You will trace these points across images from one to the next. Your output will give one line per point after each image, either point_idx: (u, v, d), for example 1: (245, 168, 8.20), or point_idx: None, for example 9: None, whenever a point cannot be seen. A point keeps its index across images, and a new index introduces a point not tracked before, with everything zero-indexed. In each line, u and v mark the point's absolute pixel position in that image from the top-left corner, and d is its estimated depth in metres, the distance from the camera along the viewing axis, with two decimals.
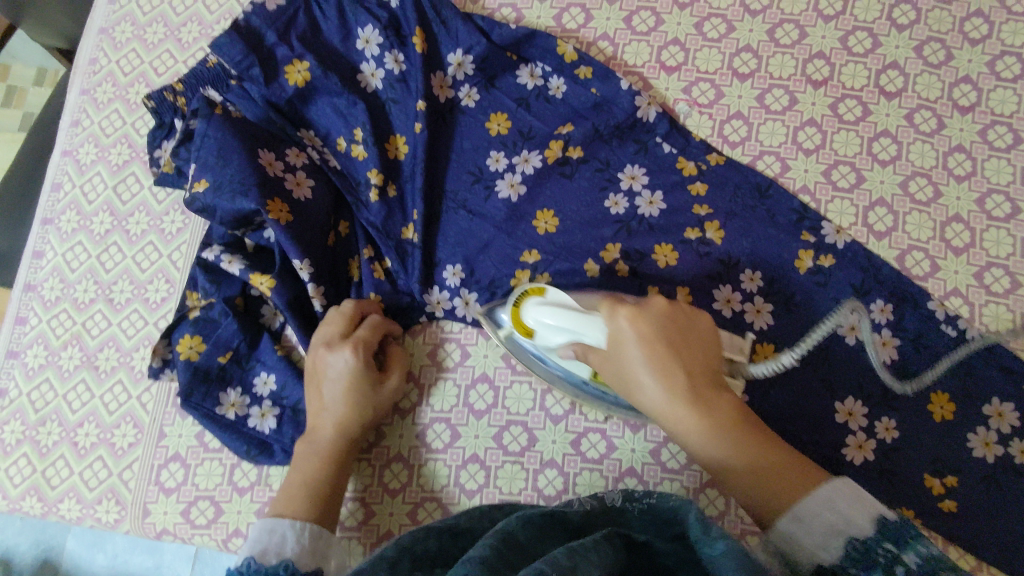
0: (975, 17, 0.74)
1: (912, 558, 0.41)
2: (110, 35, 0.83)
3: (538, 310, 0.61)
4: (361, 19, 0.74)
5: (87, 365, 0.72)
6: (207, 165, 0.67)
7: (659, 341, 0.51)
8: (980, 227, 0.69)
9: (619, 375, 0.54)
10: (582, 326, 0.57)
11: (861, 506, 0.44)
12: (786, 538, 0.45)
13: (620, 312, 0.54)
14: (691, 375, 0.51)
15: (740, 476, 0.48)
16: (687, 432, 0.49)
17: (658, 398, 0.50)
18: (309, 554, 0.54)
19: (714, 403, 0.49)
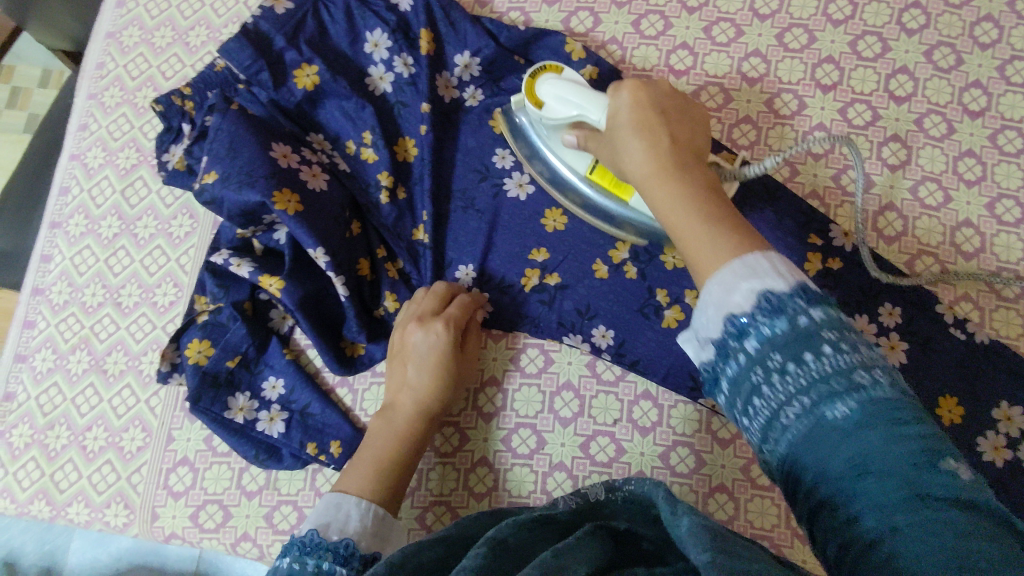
0: (984, 22, 0.73)
1: (816, 313, 0.38)
2: (118, 39, 0.83)
3: (552, 83, 0.63)
4: (370, 23, 0.74)
5: (95, 369, 0.72)
6: (218, 157, 0.66)
7: (648, 112, 0.54)
8: (990, 232, 0.68)
9: (611, 150, 0.56)
10: (588, 103, 0.60)
11: (791, 272, 0.41)
12: (714, 291, 0.42)
13: (624, 86, 0.56)
14: (675, 142, 0.52)
15: (690, 233, 0.46)
16: (660, 195, 0.50)
17: (640, 163, 0.52)
18: (371, 537, 0.54)
19: (688, 172, 0.50)
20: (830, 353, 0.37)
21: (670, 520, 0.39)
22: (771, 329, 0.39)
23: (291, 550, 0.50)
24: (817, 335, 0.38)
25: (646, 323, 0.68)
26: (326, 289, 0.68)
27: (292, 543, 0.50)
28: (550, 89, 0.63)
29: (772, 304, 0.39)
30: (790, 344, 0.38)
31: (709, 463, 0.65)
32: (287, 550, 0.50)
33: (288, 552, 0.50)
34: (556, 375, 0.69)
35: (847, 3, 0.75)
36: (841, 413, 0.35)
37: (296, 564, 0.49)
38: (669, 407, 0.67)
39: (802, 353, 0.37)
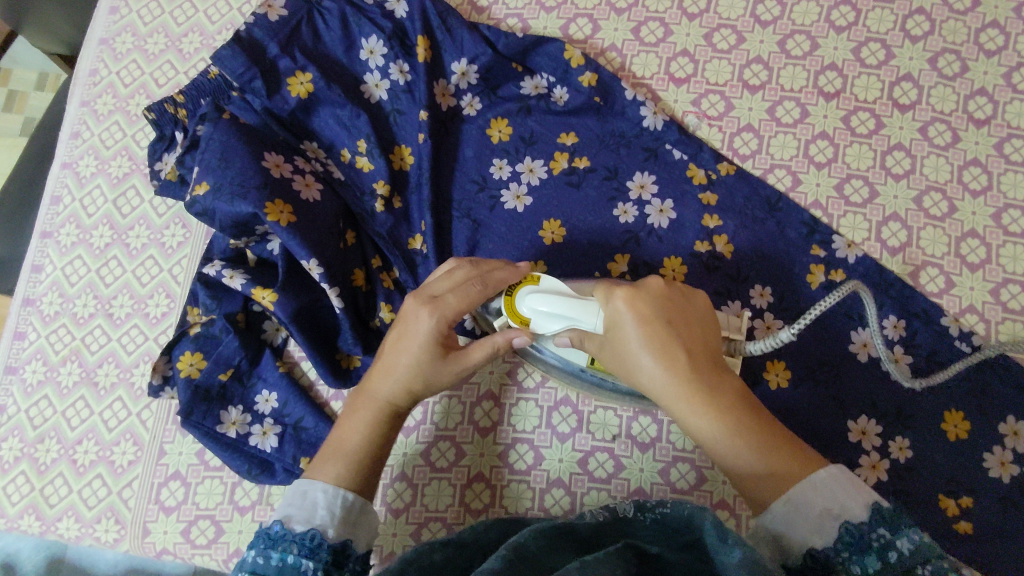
0: (990, 28, 0.72)
1: (906, 545, 0.40)
2: (111, 46, 0.82)
3: (536, 301, 0.55)
4: (365, 30, 0.72)
5: (86, 381, 0.71)
6: (209, 168, 0.64)
7: (656, 321, 0.50)
8: (996, 243, 0.67)
9: (618, 359, 0.52)
10: (577, 313, 0.53)
11: (855, 493, 0.44)
12: (776, 517, 0.45)
13: (616, 294, 0.51)
14: (691, 354, 0.49)
15: (745, 471, 0.46)
16: (689, 416, 0.48)
17: (661, 380, 0.49)
18: (341, 523, 0.50)
19: (714, 384, 0.48)
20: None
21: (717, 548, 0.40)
22: (862, 566, 0.40)
23: (257, 543, 0.47)
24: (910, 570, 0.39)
25: None
26: (321, 301, 0.67)
27: (257, 537, 0.48)
28: (530, 308, 0.56)
29: (852, 535, 0.42)
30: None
31: (709, 479, 0.64)
32: (254, 544, 0.48)
33: (253, 547, 0.47)
34: (554, 390, 0.68)
35: (850, 9, 0.74)
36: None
37: (260, 560, 0.46)
38: (669, 422, 0.66)
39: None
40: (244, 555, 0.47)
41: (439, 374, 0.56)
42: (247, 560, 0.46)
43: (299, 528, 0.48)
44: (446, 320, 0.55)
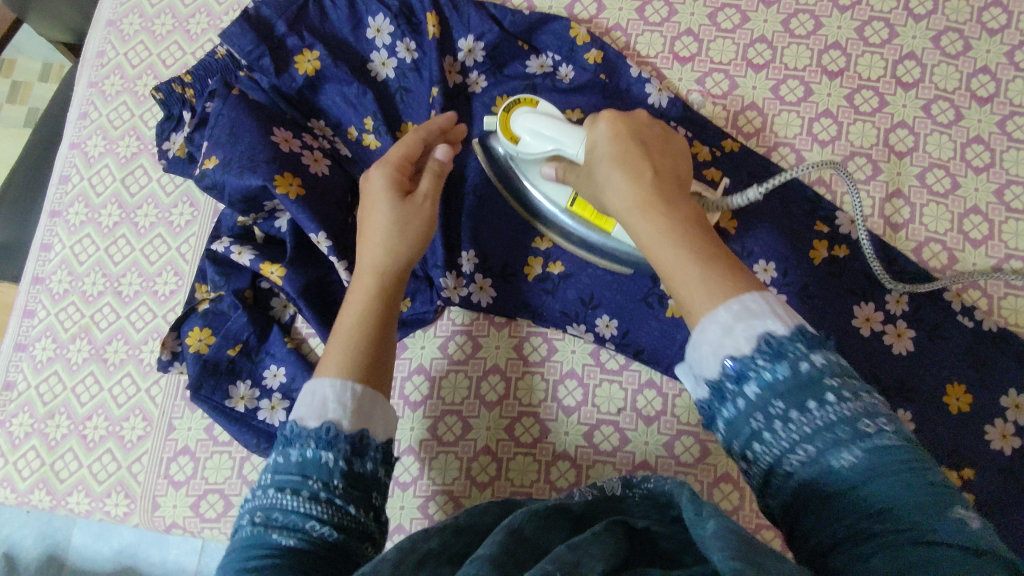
0: (993, 7, 0.73)
1: (817, 359, 0.40)
2: (119, 27, 0.82)
3: (524, 116, 0.62)
4: (372, 8, 0.73)
5: (96, 358, 0.71)
6: (219, 143, 0.65)
7: (628, 150, 0.53)
8: (999, 219, 0.68)
9: (591, 186, 0.56)
10: (564, 137, 0.59)
11: (784, 313, 0.42)
12: (700, 338, 0.43)
13: (602, 117, 0.56)
14: (657, 175, 0.51)
15: (685, 288, 0.45)
16: (643, 229, 0.48)
17: (626, 195, 0.50)
18: (350, 412, 0.48)
19: (675, 207, 0.49)
20: (833, 402, 0.39)
21: (694, 522, 0.39)
22: (774, 375, 0.40)
23: (278, 448, 0.48)
24: (819, 381, 0.39)
25: (650, 313, 0.68)
26: (329, 276, 0.68)
27: (279, 438, 0.48)
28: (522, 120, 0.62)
29: (773, 347, 0.40)
30: (801, 389, 0.39)
31: (714, 452, 0.64)
32: (280, 445, 0.48)
33: (278, 447, 0.48)
34: (560, 364, 0.68)
35: None
36: (849, 462, 0.37)
37: (282, 460, 0.47)
38: (673, 396, 0.66)
39: (807, 403, 0.39)
40: (273, 456, 0.48)
41: (415, 220, 0.60)
42: (273, 464, 0.47)
43: (314, 423, 0.47)
44: (402, 162, 0.62)
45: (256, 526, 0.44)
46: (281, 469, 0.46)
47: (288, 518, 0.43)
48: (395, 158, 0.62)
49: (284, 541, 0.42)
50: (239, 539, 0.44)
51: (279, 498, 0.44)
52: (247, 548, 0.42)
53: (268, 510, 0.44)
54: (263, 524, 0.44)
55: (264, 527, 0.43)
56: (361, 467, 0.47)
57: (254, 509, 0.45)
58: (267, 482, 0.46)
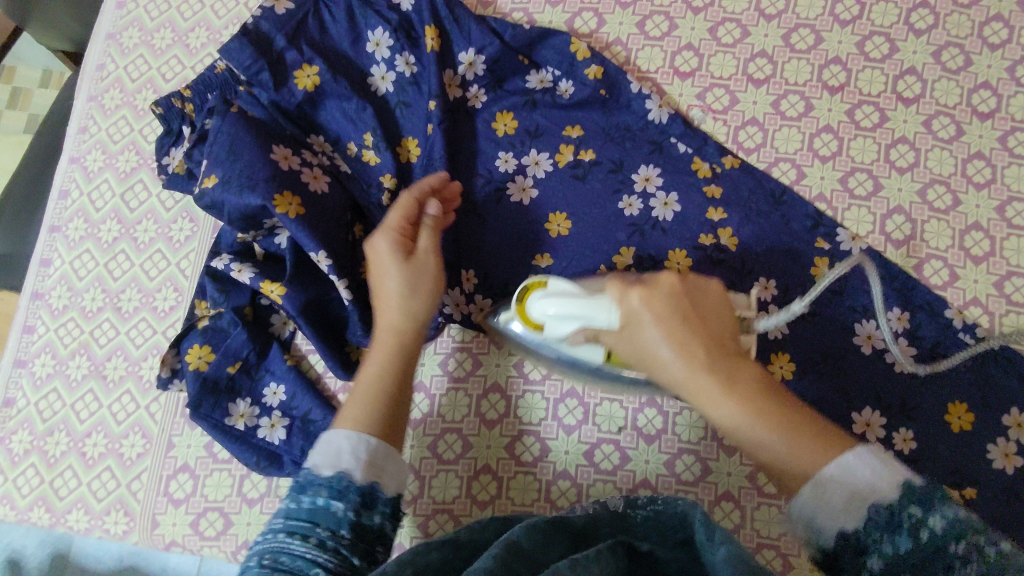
0: (994, 21, 0.72)
1: (937, 522, 0.38)
2: (118, 41, 0.82)
3: (542, 304, 0.56)
4: (371, 22, 0.73)
5: (95, 374, 0.71)
6: (218, 160, 0.65)
7: (673, 315, 0.50)
8: (1000, 236, 0.67)
9: (637, 352, 0.52)
10: (588, 310, 0.53)
11: (890, 475, 0.42)
12: (812, 509, 0.44)
13: (632, 291, 0.51)
14: (711, 349, 0.49)
15: (777, 463, 0.46)
16: (715, 409, 0.48)
17: (678, 374, 0.49)
18: (363, 465, 0.50)
19: (738, 374, 0.49)
20: (958, 571, 0.37)
21: (706, 545, 0.41)
22: (894, 547, 0.39)
23: (290, 495, 0.48)
24: (946, 553, 0.37)
25: None
26: (329, 294, 0.68)
27: (290, 486, 0.49)
28: (539, 311, 0.57)
29: (887, 515, 0.40)
30: (922, 568, 0.38)
31: (714, 471, 0.64)
32: (289, 492, 0.49)
33: (288, 496, 0.48)
34: (560, 382, 0.68)
35: (854, 2, 0.74)
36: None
37: (294, 506, 0.47)
38: (674, 414, 0.66)
39: (938, 573, 0.37)
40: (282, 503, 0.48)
41: (423, 278, 0.61)
42: (283, 510, 0.47)
43: (326, 475, 0.48)
44: (400, 228, 0.62)
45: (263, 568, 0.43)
46: (292, 514, 0.47)
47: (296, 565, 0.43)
48: (392, 225, 0.62)
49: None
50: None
51: (289, 544, 0.45)
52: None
53: (276, 556, 0.44)
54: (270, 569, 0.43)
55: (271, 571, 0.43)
56: (369, 521, 0.48)
57: (261, 554, 0.45)
58: (276, 527, 0.46)
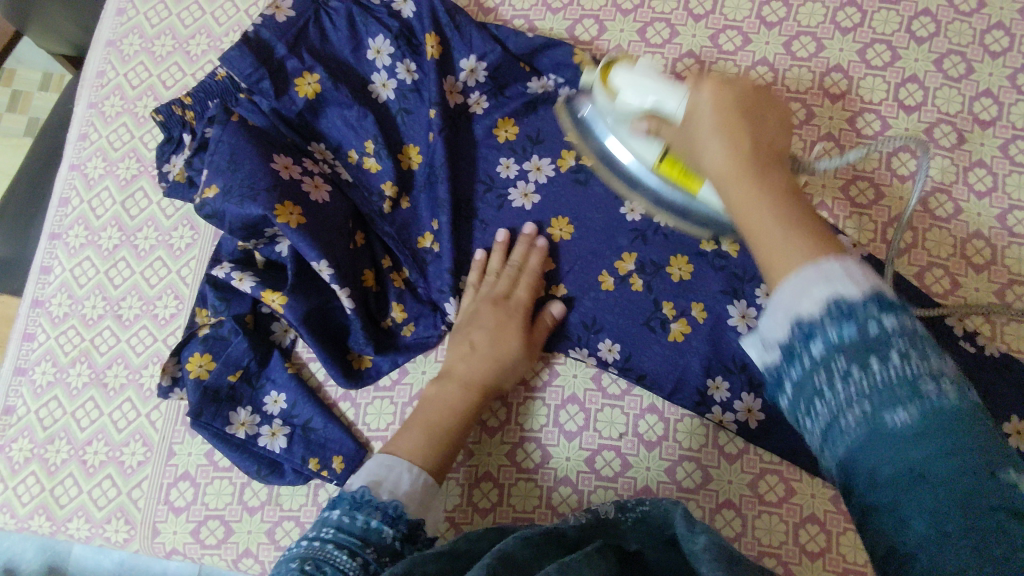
0: (995, 30, 0.72)
1: (890, 321, 0.34)
2: (119, 48, 0.82)
3: (628, 75, 0.58)
4: (372, 30, 0.73)
5: (96, 383, 0.71)
6: (219, 170, 0.65)
7: (733, 102, 0.48)
8: (1001, 244, 0.67)
9: (686, 141, 0.51)
10: (666, 93, 0.55)
11: (863, 279, 0.36)
12: (776, 306, 0.38)
13: (704, 80, 0.50)
14: (759, 147, 0.46)
15: (771, 249, 0.40)
16: (737, 193, 0.43)
17: (718, 155, 0.46)
18: (417, 503, 0.55)
19: (771, 174, 0.44)
20: (896, 361, 0.33)
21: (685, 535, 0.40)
22: (839, 337, 0.34)
23: (341, 505, 0.52)
24: (888, 343, 0.33)
25: (653, 337, 0.67)
26: (331, 303, 0.68)
27: (341, 499, 0.52)
28: (624, 78, 0.59)
29: (843, 309, 0.34)
30: (863, 353, 0.34)
31: (715, 478, 0.64)
32: (336, 505, 0.52)
33: (335, 508, 0.52)
34: (561, 389, 0.68)
35: (856, 11, 0.74)
36: (902, 420, 0.32)
37: (345, 519, 0.50)
38: (675, 421, 0.66)
39: (869, 361, 0.33)
40: (326, 513, 0.51)
41: (520, 359, 0.66)
42: (330, 521, 0.50)
43: (378, 498, 0.53)
44: (525, 307, 0.67)
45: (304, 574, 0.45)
46: (341, 528, 0.49)
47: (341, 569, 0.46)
48: (517, 302, 0.66)
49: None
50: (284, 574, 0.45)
51: (336, 552, 0.47)
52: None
53: (322, 557, 0.46)
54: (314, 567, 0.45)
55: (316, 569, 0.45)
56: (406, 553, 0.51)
57: (304, 556, 0.46)
58: (323, 535, 0.49)
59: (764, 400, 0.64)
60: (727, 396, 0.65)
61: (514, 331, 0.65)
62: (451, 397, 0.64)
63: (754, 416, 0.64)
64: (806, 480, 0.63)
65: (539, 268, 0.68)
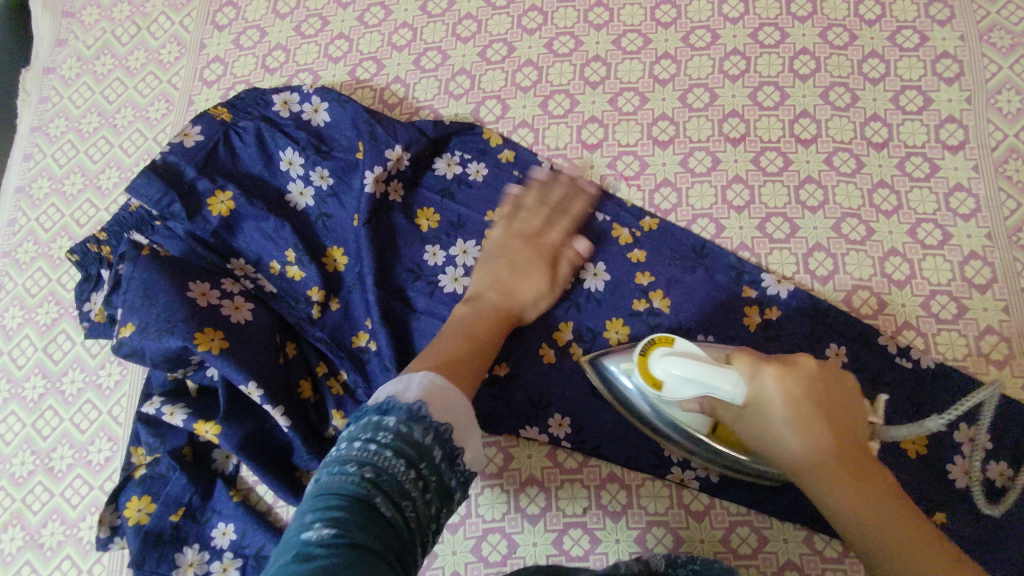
0: (871, 58, 0.76)
1: None
2: (28, 193, 0.82)
3: (668, 362, 0.53)
4: (281, 143, 0.73)
5: (31, 544, 0.67)
6: (133, 308, 0.64)
7: (804, 403, 0.50)
8: (917, 258, 0.69)
9: (757, 431, 0.52)
10: (709, 378, 0.51)
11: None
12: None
13: (769, 371, 0.50)
14: (838, 439, 0.50)
15: (872, 522, 0.48)
16: (831, 499, 0.49)
17: (804, 457, 0.50)
18: (439, 408, 0.47)
19: (868, 475, 0.49)
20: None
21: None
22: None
23: (368, 415, 0.46)
24: None
25: (601, 405, 0.67)
26: (267, 424, 0.66)
27: (398, 406, 0.46)
28: (664, 368, 0.54)
29: None
30: None
31: (687, 539, 0.64)
32: (391, 410, 0.46)
33: (391, 412, 0.46)
34: (518, 472, 0.67)
35: (740, 58, 0.77)
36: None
37: (401, 429, 0.45)
38: (637, 486, 0.66)
39: None
40: (380, 417, 0.46)
41: (533, 275, 0.66)
42: (388, 424, 0.45)
43: (434, 415, 0.47)
44: (555, 253, 0.68)
45: (364, 485, 0.42)
46: (399, 437, 0.44)
47: (394, 491, 0.43)
48: (552, 242, 0.68)
49: (384, 511, 0.41)
50: (341, 490, 0.42)
51: (392, 465, 0.43)
52: (353, 500, 0.41)
53: (378, 472, 0.43)
54: (371, 485, 0.42)
55: (373, 490, 0.42)
56: (449, 479, 0.47)
57: (362, 463, 0.43)
58: (381, 440, 0.44)
59: None
60: (683, 455, 0.65)
61: (543, 271, 0.66)
62: (475, 315, 0.63)
63: (714, 469, 0.64)
64: (776, 525, 0.63)
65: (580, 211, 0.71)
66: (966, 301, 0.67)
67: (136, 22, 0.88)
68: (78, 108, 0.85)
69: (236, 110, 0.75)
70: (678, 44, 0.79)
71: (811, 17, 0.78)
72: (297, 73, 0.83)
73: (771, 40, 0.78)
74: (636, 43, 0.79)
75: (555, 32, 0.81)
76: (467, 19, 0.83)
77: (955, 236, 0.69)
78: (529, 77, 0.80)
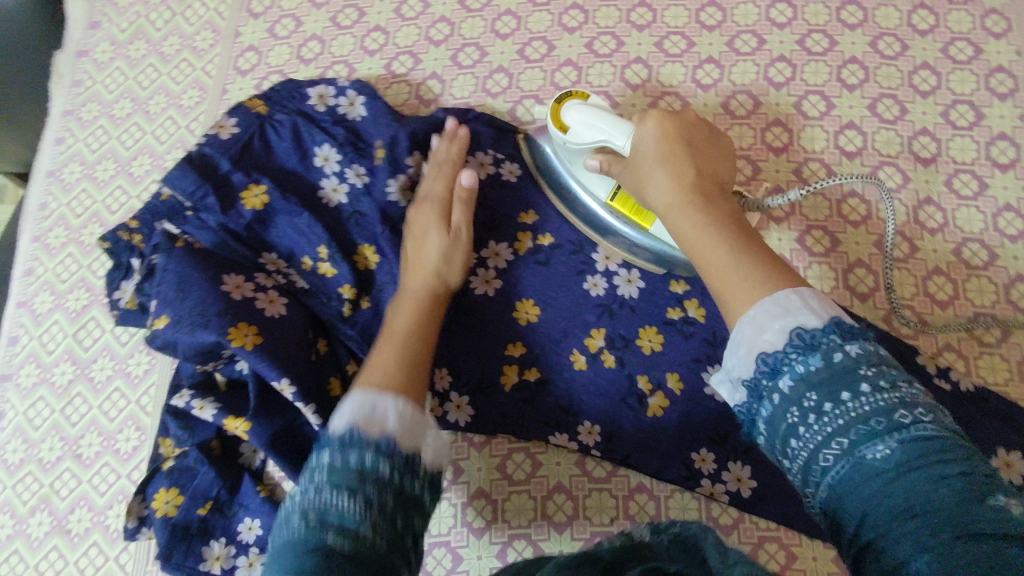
0: (921, 69, 0.74)
1: (852, 349, 0.41)
2: (59, 177, 0.82)
3: (577, 109, 0.64)
4: (317, 138, 0.72)
5: (58, 530, 0.68)
6: (167, 300, 0.64)
7: (672, 139, 0.57)
8: (961, 279, 0.68)
9: (633, 177, 0.59)
10: (613, 130, 0.61)
11: (812, 307, 0.43)
12: (739, 330, 0.45)
13: (650, 116, 0.59)
14: (699, 175, 0.55)
15: (703, 250, 0.50)
16: (681, 221, 0.52)
17: (663, 189, 0.55)
18: (369, 424, 0.49)
19: (714, 204, 0.53)
20: (871, 391, 0.39)
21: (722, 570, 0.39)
22: (807, 367, 0.41)
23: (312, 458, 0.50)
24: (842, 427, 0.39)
25: (631, 414, 0.66)
26: (297, 420, 0.66)
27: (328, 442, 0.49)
28: (574, 114, 0.64)
29: (805, 340, 0.42)
30: (831, 380, 0.40)
31: None
32: (325, 447, 0.49)
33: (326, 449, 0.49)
34: (546, 479, 0.67)
35: (786, 65, 0.76)
36: (883, 453, 0.37)
37: (335, 464, 0.47)
38: (666, 499, 0.65)
39: (840, 391, 0.40)
40: (318, 458, 0.49)
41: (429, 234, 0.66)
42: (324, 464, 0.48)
43: (368, 433, 0.49)
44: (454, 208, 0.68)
45: (311, 527, 0.45)
46: (335, 472, 0.47)
47: (345, 523, 0.45)
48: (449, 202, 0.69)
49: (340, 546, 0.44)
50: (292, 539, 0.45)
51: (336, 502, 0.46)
52: (301, 551, 0.44)
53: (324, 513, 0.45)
54: (319, 529, 0.45)
55: (322, 531, 0.45)
56: (412, 487, 0.49)
57: (309, 510, 0.46)
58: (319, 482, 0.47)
59: (752, 467, 0.64)
60: (713, 468, 0.64)
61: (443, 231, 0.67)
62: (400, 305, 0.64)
63: (745, 484, 0.63)
64: (806, 544, 0.62)
65: (460, 157, 0.71)
66: (1011, 324, 0.66)
67: (171, 7, 0.87)
68: (111, 93, 0.85)
69: (272, 103, 0.75)
70: (722, 48, 0.77)
71: (861, 25, 0.76)
72: (332, 65, 0.82)
73: (819, 47, 0.76)
74: (679, 46, 0.78)
75: (596, 31, 0.80)
76: (506, 15, 0.81)
77: (1001, 257, 0.68)
78: (569, 77, 0.78)
